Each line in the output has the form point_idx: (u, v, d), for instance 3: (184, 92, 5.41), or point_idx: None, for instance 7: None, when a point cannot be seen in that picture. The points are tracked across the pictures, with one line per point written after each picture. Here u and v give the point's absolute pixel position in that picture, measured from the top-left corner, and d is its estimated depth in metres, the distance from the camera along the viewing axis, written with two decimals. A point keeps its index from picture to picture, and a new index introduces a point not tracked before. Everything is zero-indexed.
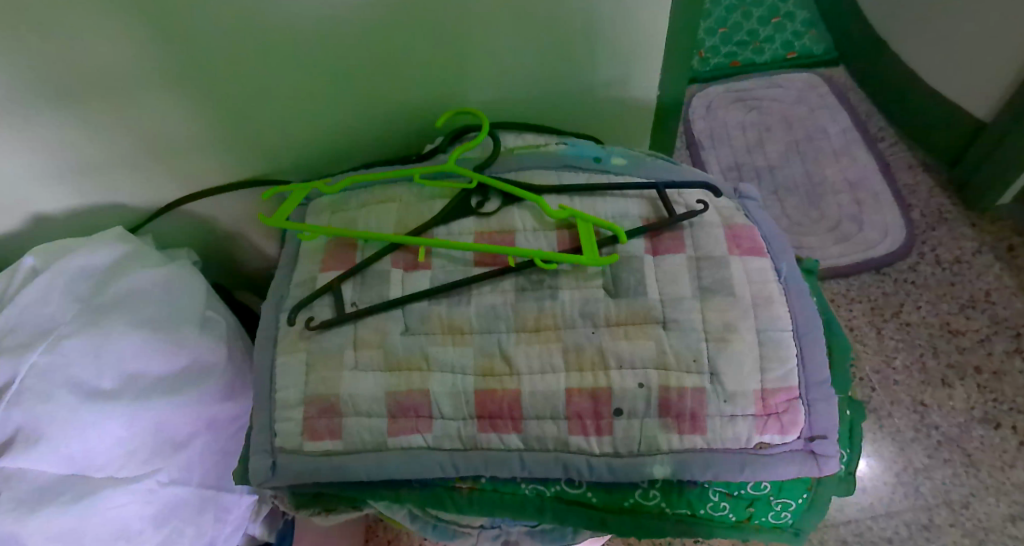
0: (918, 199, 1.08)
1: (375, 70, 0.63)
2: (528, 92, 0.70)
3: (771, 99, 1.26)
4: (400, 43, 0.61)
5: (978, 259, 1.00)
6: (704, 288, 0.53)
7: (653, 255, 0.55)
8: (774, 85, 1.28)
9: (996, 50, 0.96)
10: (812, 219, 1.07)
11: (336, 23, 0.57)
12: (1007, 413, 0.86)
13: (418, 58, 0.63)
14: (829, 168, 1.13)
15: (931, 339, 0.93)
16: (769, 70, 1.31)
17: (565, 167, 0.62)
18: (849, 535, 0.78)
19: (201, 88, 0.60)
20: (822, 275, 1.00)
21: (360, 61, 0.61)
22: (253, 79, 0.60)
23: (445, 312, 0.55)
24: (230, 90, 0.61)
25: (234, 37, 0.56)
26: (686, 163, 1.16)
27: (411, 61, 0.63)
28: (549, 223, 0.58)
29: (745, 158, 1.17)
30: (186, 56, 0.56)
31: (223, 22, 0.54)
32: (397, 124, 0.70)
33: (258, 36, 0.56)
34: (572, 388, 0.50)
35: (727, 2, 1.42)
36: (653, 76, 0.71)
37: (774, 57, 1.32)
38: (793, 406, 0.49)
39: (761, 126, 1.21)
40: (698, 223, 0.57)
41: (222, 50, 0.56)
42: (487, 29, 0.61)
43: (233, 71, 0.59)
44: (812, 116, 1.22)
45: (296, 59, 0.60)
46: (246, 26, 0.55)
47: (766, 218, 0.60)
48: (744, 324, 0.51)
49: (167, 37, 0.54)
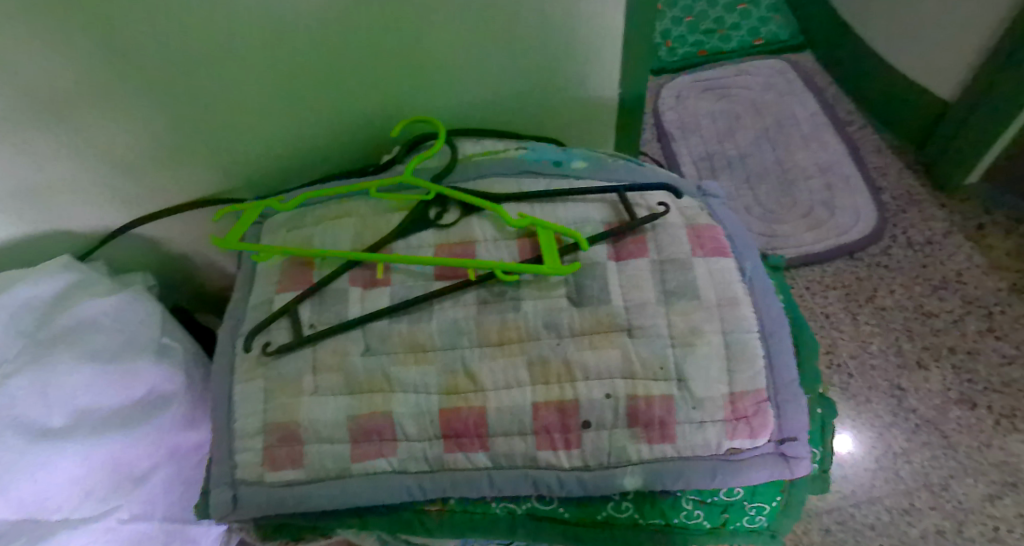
0: (888, 180, 0.97)
1: (336, 73, 0.60)
2: (483, 89, 0.67)
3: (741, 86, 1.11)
4: (361, 42, 0.58)
5: (949, 239, 0.90)
6: (668, 291, 0.52)
7: (616, 260, 0.54)
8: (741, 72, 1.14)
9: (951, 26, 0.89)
10: (784, 207, 0.96)
11: (294, 24, 0.54)
12: (983, 392, 0.79)
13: (379, 62, 0.60)
14: (799, 154, 1.01)
15: (906, 322, 0.85)
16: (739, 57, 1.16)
17: (523, 172, 0.59)
18: (832, 524, 0.73)
19: (154, 95, 0.56)
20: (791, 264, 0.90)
21: (320, 62, 0.59)
22: (208, 86, 0.57)
23: (406, 329, 0.54)
24: (185, 97, 0.58)
25: (183, 40, 0.52)
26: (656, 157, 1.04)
27: (371, 60, 0.60)
28: (510, 232, 0.56)
29: (716, 147, 1.03)
30: (139, 65, 0.53)
31: (172, 30, 0.51)
32: (355, 129, 0.68)
33: (212, 40, 0.53)
34: (538, 402, 0.50)
35: None
36: (612, 79, 0.69)
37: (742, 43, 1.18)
38: (762, 409, 0.48)
39: (731, 115, 1.08)
40: (660, 226, 0.55)
41: (176, 53, 0.53)
42: (445, 27, 0.59)
43: (185, 86, 0.57)
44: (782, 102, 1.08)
45: (250, 62, 0.56)
46: (196, 28, 0.51)
47: (732, 217, 0.58)
48: (709, 326, 0.50)
49: (116, 44, 0.51)
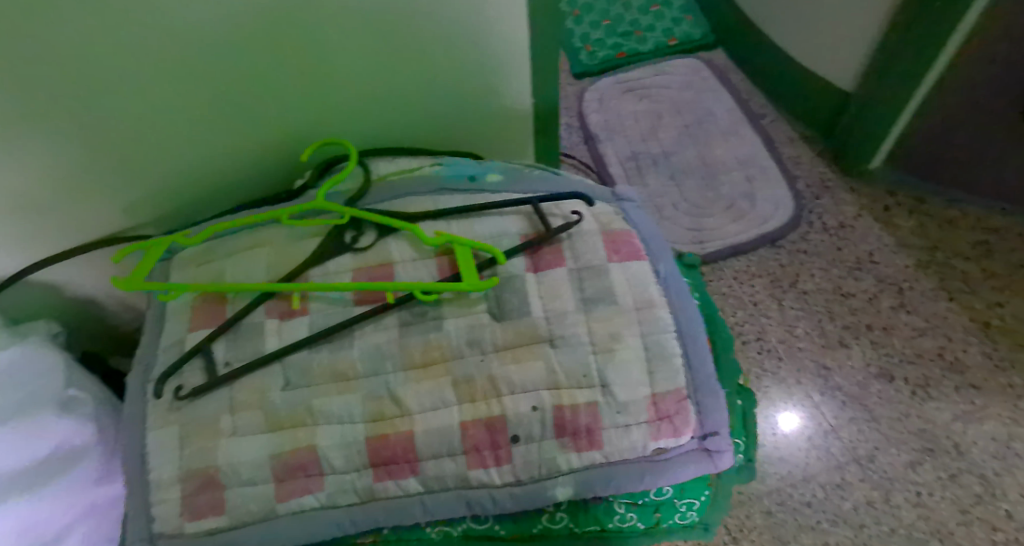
0: (802, 169, 0.98)
1: (247, 100, 0.58)
2: (393, 107, 0.65)
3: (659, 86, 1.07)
4: (274, 70, 0.55)
5: (860, 221, 0.92)
6: (586, 299, 0.52)
7: (534, 271, 0.54)
8: (659, 71, 1.09)
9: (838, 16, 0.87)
10: (708, 202, 0.96)
11: (202, 54, 0.51)
12: (900, 365, 0.82)
13: (292, 90, 0.58)
14: (719, 149, 1.00)
15: (826, 304, 0.87)
16: (658, 57, 1.11)
17: (439, 189, 0.59)
18: (773, 505, 0.75)
19: (45, 128, 0.52)
20: (717, 257, 0.91)
21: (231, 91, 0.56)
22: (107, 117, 0.53)
23: (327, 358, 0.52)
24: (81, 129, 0.53)
25: (78, 72, 0.48)
26: (584, 160, 1.02)
27: (284, 88, 0.58)
28: (428, 251, 0.55)
29: (641, 147, 1.02)
30: (26, 98, 0.48)
31: (64, 63, 0.47)
32: (262, 154, 0.64)
33: (111, 71, 0.49)
34: (465, 421, 0.49)
35: None
36: (526, 99, 0.70)
37: (661, 41, 1.13)
38: (683, 407, 0.50)
39: (654, 115, 1.04)
40: (576, 234, 0.55)
41: (71, 85, 0.49)
42: (360, 55, 0.57)
43: (80, 118, 0.52)
44: (698, 99, 1.06)
45: (155, 91, 0.53)
46: (92, 59, 0.47)
47: (645, 220, 0.59)
48: (628, 331, 0.51)
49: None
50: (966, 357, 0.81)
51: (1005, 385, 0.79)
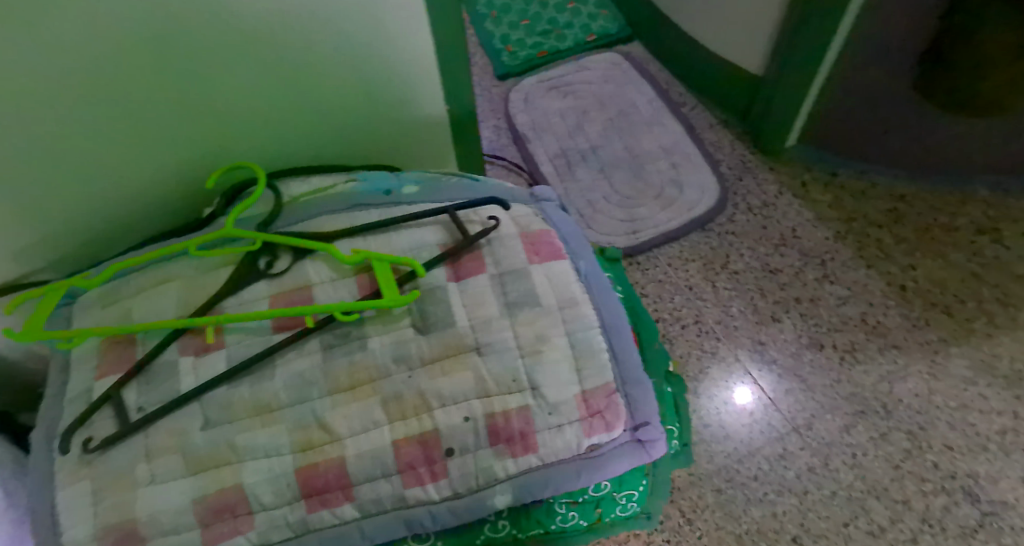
0: (724, 152, 1.00)
1: (130, 131, 0.53)
2: (292, 120, 0.60)
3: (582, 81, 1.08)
4: (153, 97, 0.51)
5: (782, 198, 0.94)
6: (510, 303, 0.52)
7: (456, 280, 0.53)
8: (581, 67, 1.09)
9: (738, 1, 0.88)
10: (638, 192, 0.97)
11: (61, 85, 0.46)
12: (829, 333, 0.84)
13: (180, 116, 0.54)
14: (644, 139, 1.01)
15: (757, 282, 0.89)
16: (579, 52, 1.11)
17: (355, 205, 0.57)
18: (722, 482, 0.77)
19: None
20: (650, 247, 0.93)
21: (107, 123, 0.51)
22: None
23: (248, 391, 0.50)
24: None
25: None
26: (514, 161, 1.02)
27: (170, 115, 0.53)
28: (347, 269, 0.54)
29: (568, 143, 1.02)
30: None
31: None
32: (148, 179, 0.59)
33: None
34: (398, 440, 0.48)
35: None
36: (442, 108, 0.67)
37: (581, 36, 1.13)
38: (613, 401, 0.50)
39: (578, 111, 1.05)
40: (495, 239, 0.55)
41: None
42: (250, 74, 0.53)
43: None
44: (619, 91, 1.06)
45: (16, 129, 0.47)
46: None
47: (564, 218, 0.60)
48: (554, 331, 0.51)
49: None
50: (886, 319, 0.84)
51: (923, 342, 0.82)
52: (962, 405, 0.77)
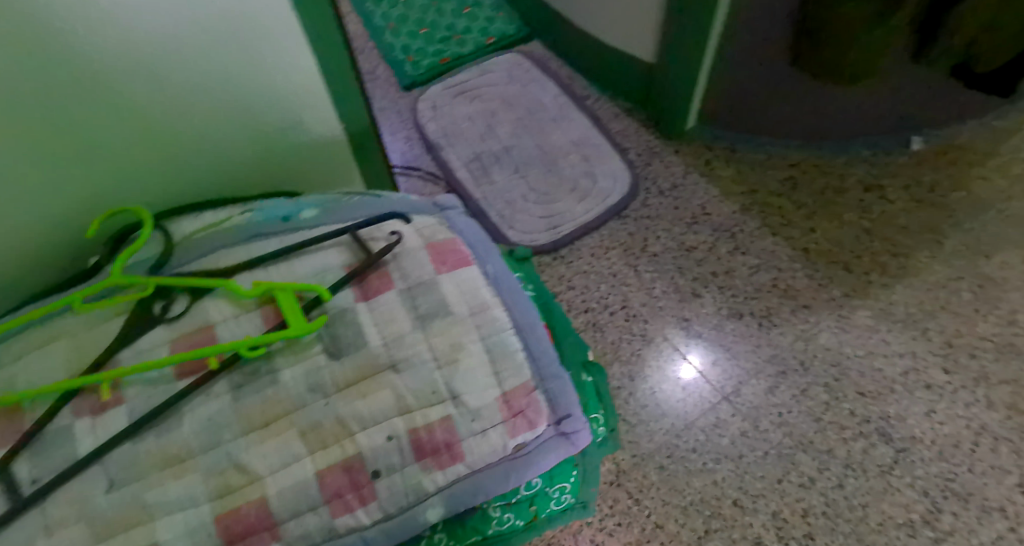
0: (631, 139, 1.02)
1: None
2: (170, 156, 0.56)
3: (487, 84, 1.08)
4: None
5: (689, 178, 0.98)
6: (422, 316, 0.52)
7: (364, 300, 0.53)
8: (484, 70, 1.10)
9: None
10: (554, 188, 0.98)
11: None
12: (747, 302, 0.88)
13: (37, 173, 0.49)
14: (554, 135, 1.02)
15: (675, 261, 0.92)
16: (481, 55, 1.12)
17: (251, 237, 0.55)
18: (664, 458, 0.80)
19: None
20: (571, 240, 0.94)
21: None
22: None
23: (155, 444, 0.47)
24: None
25: None
26: (429, 170, 1.01)
27: (25, 173, 0.48)
28: (249, 303, 0.52)
29: (481, 146, 1.02)
30: None
31: None
32: (10, 241, 0.53)
33: None
34: (321, 470, 0.47)
35: None
36: (339, 131, 0.64)
37: (481, 39, 1.13)
38: (533, 398, 0.51)
39: (487, 114, 1.05)
40: (400, 253, 0.55)
41: None
42: (112, 119, 0.49)
43: None
44: (525, 90, 1.07)
45: None
46: None
47: (469, 224, 0.61)
48: (468, 337, 0.52)
49: None
50: (794, 282, 0.88)
51: (829, 299, 0.86)
52: (869, 352, 0.82)
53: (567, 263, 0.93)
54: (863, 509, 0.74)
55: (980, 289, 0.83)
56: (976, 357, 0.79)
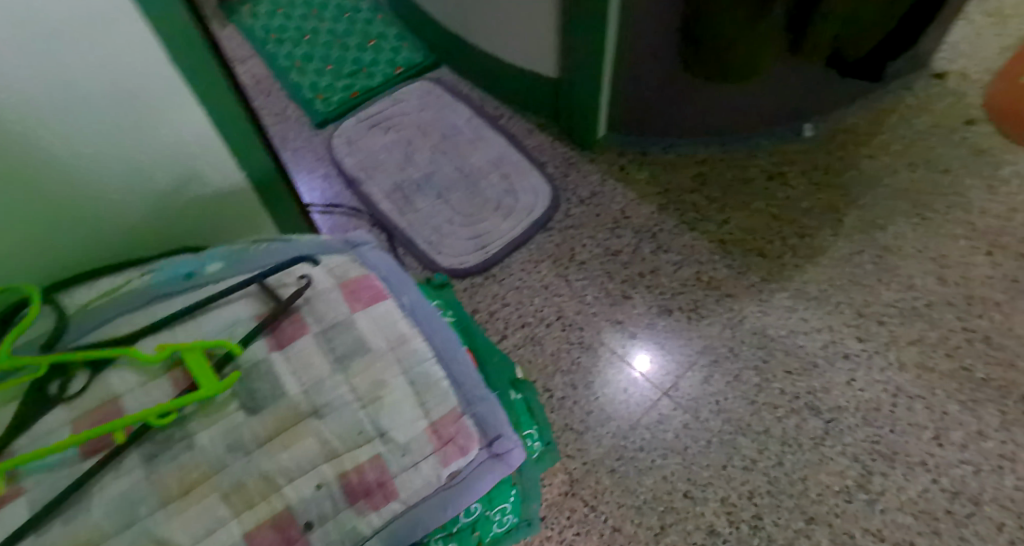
0: (547, 153, 1.05)
1: None
2: (53, 231, 0.52)
3: (400, 114, 1.09)
4: None
5: (607, 185, 1.01)
6: (341, 357, 0.51)
7: (279, 349, 0.51)
8: (395, 100, 1.10)
9: (515, 17, 0.92)
10: (478, 209, 0.99)
11: None
12: (675, 297, 0.91)
13: None
14: (472, 157, 1.04)
15: (603, 267, 0.94)
16: (390, 85, 1.12)
17: (153, 299, 0.53)
18: (614, 461, 0.81)
19: None
20: (500, 258, 0.96)
21: None
22: None
23: (61, 535, 0.42)
24: None
25: None
26: (351, 206, 1.01)
27: None
28: (157, 369, 0.49)
29: (401, 176, 1.02)
30: None
31: None
32: None
33: None
34: (249, 531, 0.45)
35: (327, 25, 1.20)
36: (240, 184, 0.63)
37: (389, 69, 1.14)
38: (462, 424, 0.51)
39: (404, 142, 1.05)
40: (312, 296, 0.54)
41: None
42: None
43: None
44: (438, 116, 1.08)
45: None
46: None
47: (381, 257, 0.61)
48: (389, 373, 0.51)
49: None
50: (715, 272, 0.92)
51: (749, 285, 0.90)
52: (790, 331, 0.86)
53: (499, 282, 0.94)
54: (803, 482, 0.77)
55: (880, 260, 0.89)
56: (885, 323, 0.85)
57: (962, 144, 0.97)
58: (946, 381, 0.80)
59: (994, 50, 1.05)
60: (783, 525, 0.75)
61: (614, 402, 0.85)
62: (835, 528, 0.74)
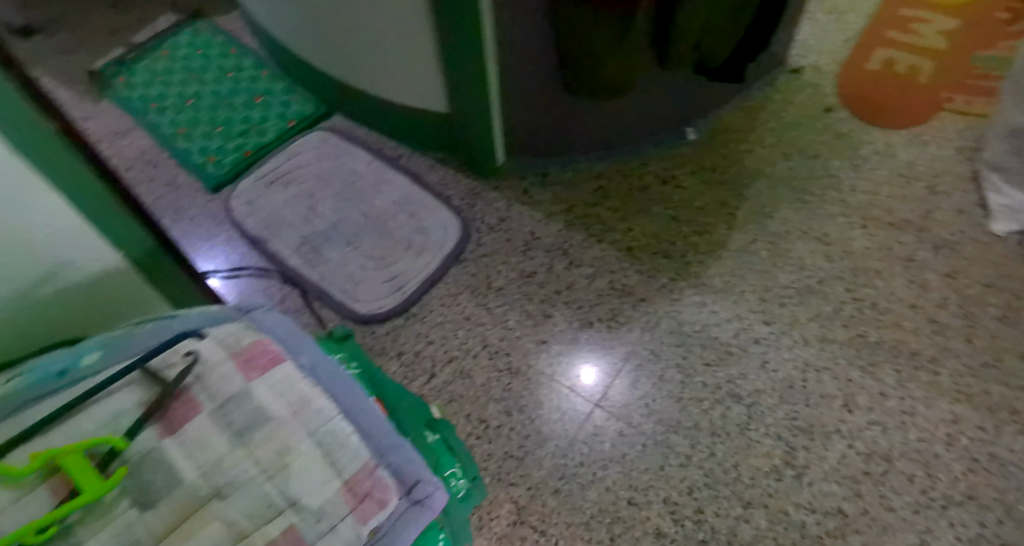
0: (451, 187, 1.06)
1: None
2: None
3: (299, 166, 1.07)
4: None
5: (514, 209, 1.03)
6: (239, 431, 0.49)
7: (170, 434, 0.48)
8: (292, 153, 1.09)
9: (395, 59, 0.93)
10: (389, 251, 0.99)
11: None
12: (593, 309, 0.93)
13: None
14: (377, 200, 1.03)
15: (521, 290, 0.96)
16: (284, 140, 1.11)
17: (20, 406, 0.48)
18: (558, 481, 0.81)
19: None
20: (418, 297, 0.95)
21: None
22: None
23: None
24: None
25: None
26: (258, 267, 0.98)
27: None
28: (29, 482, 0.43)
29: (307, 229, 1.01)
30: None
31: None
32: None
33: None
34: None
35: (211, 86, 1.17)
36: (120, 259, 0.57)
37: (280, 124, 1.12)
38: (376, 477, 0.51)
39: (306, 195, 1.04)
40: (202, 372, 0.51)
41: None
42: None
43: None
44: (338, 163, 1.08)
45: None
46: None
47: (277, 319, 0.59)
48: (293, 438, 0.50)
49: None
50: (627, 279, 0.95)
51: (659, 287, 0.94)
52: (703, 325, 0.90)
53: (420, 320, 0.94)
54: (735, 469, 0.80)
55: (773, 246, 0.95)
56: (786, 304, 0.90)
57: (826, 129, 1.05)
58: (846, 349, 0.85)
59: (839, 42, 1.15)
60: (723, 514, 0.77)
61: (549, 422, 0.85)
62: (771, 508, 0.76)
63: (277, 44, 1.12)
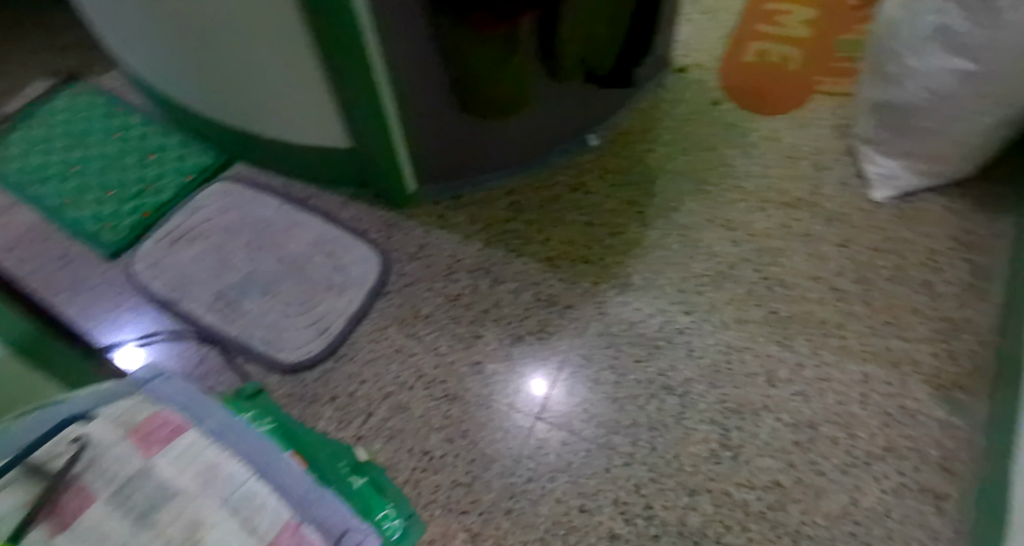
0: (366, 221, 1.05)
1: None
2: None
3: (205, 220, 1.04)
4: None
5: (432, 235, 1.03)
6: (140, 514, 0.46)
7: (61, 531, 0.44)
8: (196, 208, 1.05)
9: (287, 101, 0.92)
10: (309, 294, 0.96)
11: None
12: (522, 322, 0.94)
13: None
14: (291, 244, 1.01)
15: (448, 314, 0.95)
16: (183, 195, 1.07)
17: None
18: (509, 500, 0.80)
19: None
20: (345, 336, 0.93)
21: None
22: None
23: None
24: None
25: None
26: (171, 330, 0.94)
27: None
28: None
29: (220, 284, 0.97)
30: None
31: None
32: None
33: None
34: None
35: (97, 148, 1.12)
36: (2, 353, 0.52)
37: (177, 179, 1.09)
38: (300, 536, 0.49)
39: (215, 249, 1.01)
40: (93, 460, 0.48)
41: None
42: None
43: None
44: (246, 212, 1.05)
45: None
46: None
47: (177, 388, 0.58)
48: (203, 511, 0.47)
49: None
50: (551, 289, 0.96)
51: (583, 292, 0.96)
52: (629, 323, 0.92)
53: (350, 360, 0.92)
54: (677, 459, 0.81)
55: (683, 238, 0.99)
56: (703, 292, 0.93)
57: (716, 121, 1.11)
58: (762, 327, 0.89)
59: (717, 39, 1.22)
60: (671, 505, 0.78)
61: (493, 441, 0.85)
62: (714, 492, 0.78)
63: (165, 99, 1.08)
